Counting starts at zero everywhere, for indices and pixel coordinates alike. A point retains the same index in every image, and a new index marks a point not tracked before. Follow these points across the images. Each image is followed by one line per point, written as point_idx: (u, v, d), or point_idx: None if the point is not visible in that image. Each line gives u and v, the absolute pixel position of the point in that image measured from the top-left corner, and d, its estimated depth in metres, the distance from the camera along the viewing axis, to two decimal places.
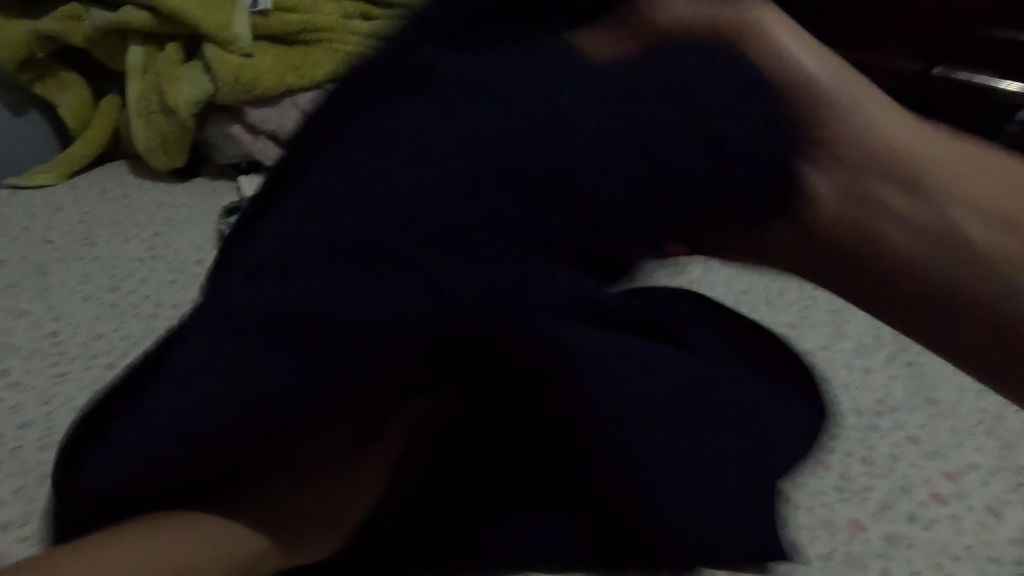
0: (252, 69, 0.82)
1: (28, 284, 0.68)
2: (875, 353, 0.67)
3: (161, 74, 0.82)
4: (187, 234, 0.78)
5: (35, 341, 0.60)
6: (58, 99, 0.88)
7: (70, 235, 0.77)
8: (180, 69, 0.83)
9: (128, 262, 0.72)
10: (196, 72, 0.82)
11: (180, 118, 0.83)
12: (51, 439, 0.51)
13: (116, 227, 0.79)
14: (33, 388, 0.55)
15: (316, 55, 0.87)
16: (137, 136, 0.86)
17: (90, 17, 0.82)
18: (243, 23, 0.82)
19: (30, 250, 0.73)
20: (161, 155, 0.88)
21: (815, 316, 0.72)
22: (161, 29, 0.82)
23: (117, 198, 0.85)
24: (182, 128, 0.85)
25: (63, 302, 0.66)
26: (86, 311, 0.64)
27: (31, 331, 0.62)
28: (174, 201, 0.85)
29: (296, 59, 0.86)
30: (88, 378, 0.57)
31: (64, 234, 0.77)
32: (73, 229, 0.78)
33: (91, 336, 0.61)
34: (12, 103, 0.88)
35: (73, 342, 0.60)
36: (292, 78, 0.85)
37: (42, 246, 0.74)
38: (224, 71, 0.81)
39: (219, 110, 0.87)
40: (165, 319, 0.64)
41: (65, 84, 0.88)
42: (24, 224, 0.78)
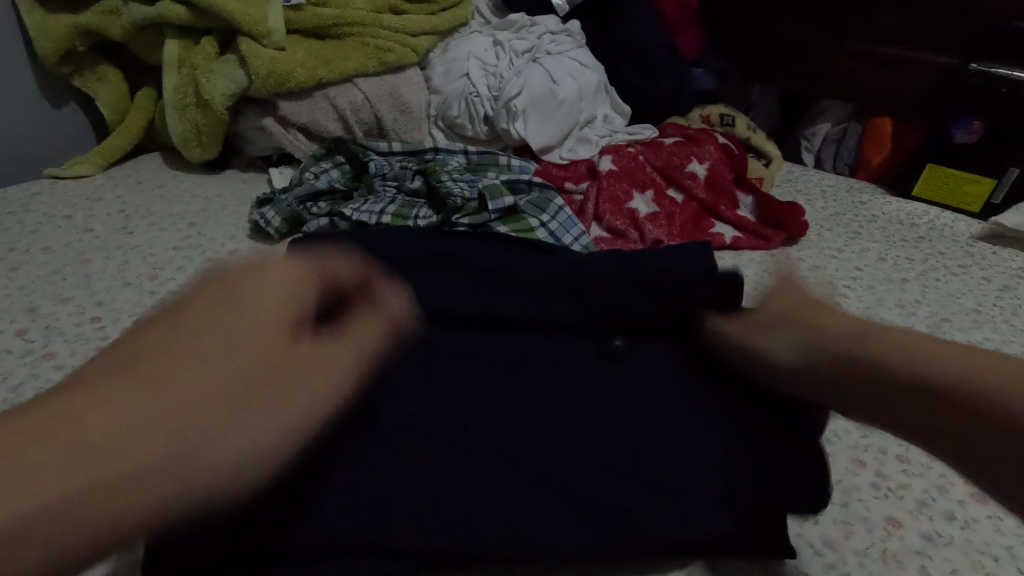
0: (284, 63, 0.83)
1: (71, 271, 0.70)
2: None
3: (197, 67, 0.84)
4: (222, 224, 0.80)
5: (79, 326, 0.62)
6: (96, 91, 0.91)
7: (109, 224, 0.79)
8: (214, 62, 0.84)
9: (164, 251, 0.74)
10: (231, 65, 0.84)
11: (215, 110, 0.85)
12: None
13: (153, 217, 0.80)
14: (78, 371, 0.57)
15: (347, 49, 0.88)
16: (172, 128, 0.88)
17: (129, 11, 0.84)
18: (277, 17, 0.84)
19: (71, 238, 0.75)
20: (195, 146, 0.89)
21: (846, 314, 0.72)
22: (196, 23, 0.84)
23: (153, 188, 0.87)
24: (216, 121, 0.86)
25: (104, 288, 0.67)
26: (127, 298, 0.66)
27: (74, 316, 0.63)
28: (208, 192, 0.87)
29: (328, 53, 0.87)
30: None
31: (104, 223, 0.79)
32: (112, 218, 0.80)
33: (133, 322, 0.63)
34: (52, 96, 0.90)
35: (115, 327, 0.62)
36: (324, 72, 0.86)
37: (83, 235, 0.76)
38: (257, 65, 0.82)
39: (252, 103, 0.88)
40: None
41: (103, 77, 0.91)
42: (66, 213, 0.80)
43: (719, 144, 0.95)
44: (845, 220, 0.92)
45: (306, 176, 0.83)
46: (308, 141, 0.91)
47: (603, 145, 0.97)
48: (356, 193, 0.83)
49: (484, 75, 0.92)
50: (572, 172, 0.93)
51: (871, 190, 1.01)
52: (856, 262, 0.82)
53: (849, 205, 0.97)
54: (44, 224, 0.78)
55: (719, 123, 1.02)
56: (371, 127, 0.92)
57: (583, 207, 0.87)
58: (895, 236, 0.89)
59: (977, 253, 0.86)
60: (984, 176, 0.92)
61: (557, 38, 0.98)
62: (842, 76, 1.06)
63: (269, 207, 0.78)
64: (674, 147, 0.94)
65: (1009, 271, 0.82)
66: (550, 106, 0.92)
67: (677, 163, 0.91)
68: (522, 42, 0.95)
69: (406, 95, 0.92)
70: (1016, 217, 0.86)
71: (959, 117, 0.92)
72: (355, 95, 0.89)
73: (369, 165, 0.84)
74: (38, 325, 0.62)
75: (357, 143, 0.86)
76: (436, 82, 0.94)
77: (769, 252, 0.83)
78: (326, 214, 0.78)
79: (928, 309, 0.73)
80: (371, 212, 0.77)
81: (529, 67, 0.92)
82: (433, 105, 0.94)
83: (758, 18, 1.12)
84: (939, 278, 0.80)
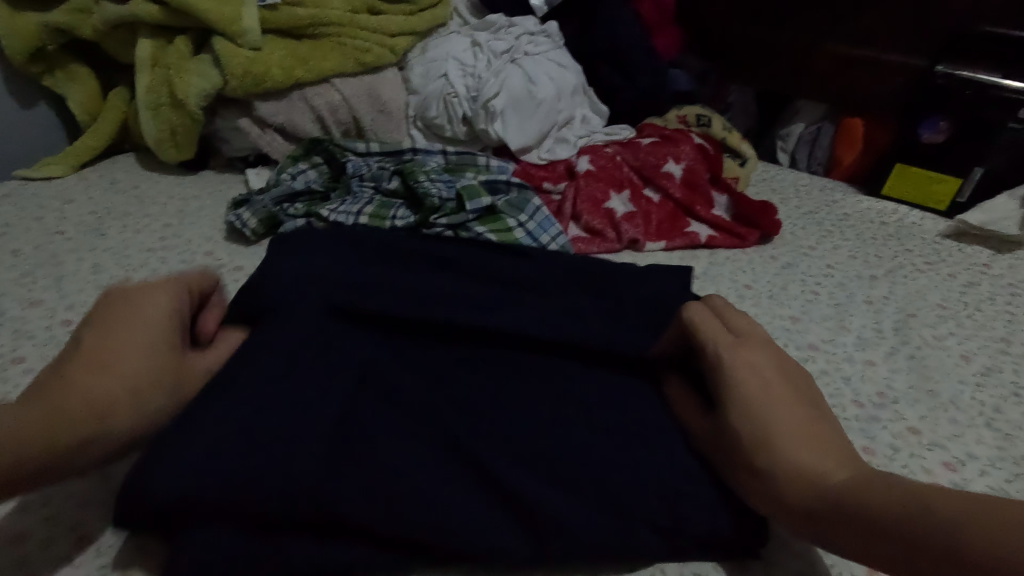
0: (261, 63, 0.83)
1: (42, 274, 0.69)
2: (877, 345, 0.68)
3: (171, 66, 0.83)
4: (198, 226, 0.79)
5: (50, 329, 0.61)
6: (68, 91, 0.89)
7: (81, 226, 0.77)
8: (189, 62, 0.83)
9: (138, 252, 0.73)
10: (206, 64, 0.83)
11: (190, 111, 0.84)
12: None
13: (127, 219, 0.79)
14: None
15: (324, 49, 0.88)
16: (147, 129, 0.86)
17: (99, 9, 0.83)
18: (253, 17, 0.83)
19: (42, 240, 0.74)
20: (171, 147, 0.88)
21: (817, 310, 0.73)
22: (171, 22, 0.83)
23: (127, 190, 0.86)
24: (191, 121, 0.85)
25: (76, 290, 0.67)
26: None
27: (45, 319, 0.62)
28: (183, 193, 0.86)
29: (305, 53, 0.87)
30: None
31: (75, 225, 0.78)
32: (84, 220, 0.79)
33: None
34: (22, 95, 0.89)
35: None
36: (301, 72, 0.86)
37: (54, 236, 0.75)
38: (233, 65, 0.81)
39: (229, 103, 0.87)
40: None
41: (75, 77, 0.89)
42: (37, 214, 0.79)
43: (695, 144, 0.96)
44: (818, 219, 0.94)
45: (284, 177, 0.83)
46: (285, 141, 0.90)
47: (581, 146, 0.98)
48: (334, 194, 0.83)
49: (462, 76, 0.92)
50: (550, 173, 0.94)
51: (843, 190, 1.03)
52: (828, 260, 0.84)
53: (823, 203, 0.99)
54: (13, 226, 0.76)
55: (696, 124, 1.03)
56: (349, 127, 0.92)
57: (561, 207, 0.88)
58: (865, 233, 0.91)
59: (943, 249, 0.89)
60: (950, 176, 0.95)
61: (535, 38, 0.99)
62: (815, 78, 1.08)
63: (245, 208, 0.78)
64: (651, 147, 0.95)
65: (972, 268, 0.84)
66: (528, 107, 0.92)
67: (654, 162, 0.93)
68: (500, 43, 0.95)
69: (384, 95, 0.92)
70: (980, 215, 0.89)
71: (926, 118, 0.94)
72: (333, 96, 0.89)
73: (347, 166, 0.84)
74: (7, 328, 0.61)
75: (335, 144, 0.86)
76: (414, 82, 0.94)
77: (743, 250, 0.84)
78: (304, 215, 0.78)
79: (896, 305, 0.75)
80: (349, 213, 0.77)
81: (507, 67, 0.92)
82: (412, 105, 0.94)
83: (734, 20, 1.13)
84: (907, 274, 0.82)
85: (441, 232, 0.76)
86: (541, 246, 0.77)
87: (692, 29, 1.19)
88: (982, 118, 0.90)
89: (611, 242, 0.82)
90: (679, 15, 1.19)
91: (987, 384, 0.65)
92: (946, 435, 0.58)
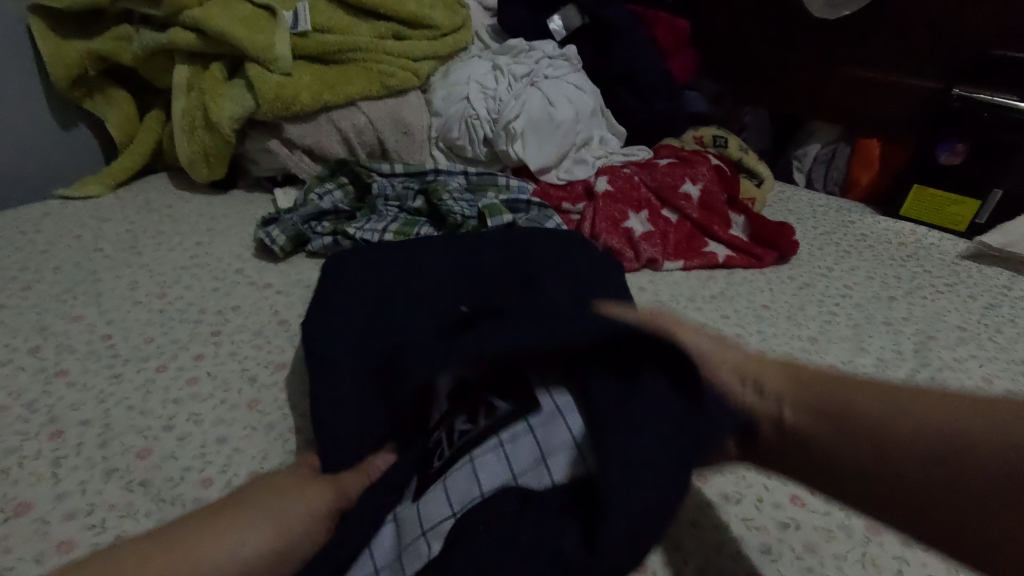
0: (290, 88, 0.86)
1: (81, 290, 0.71)
2: (896, 366, 0.69)
3: (206, 91, 0.86)
4: (228, 244, 0.82)
5: (91, 343, 0.64)
6: (106, 114, 0.93)
7: (118, 244, 0.80)
8: (222, 87, 0.87)
9: (173, 269, 0.76)
10: (238, 89, 0.86)
11: (222, 133, 0.87)
12: (110, 434, 0.54)
13: (161, 237, 0.82)
14: (89, 387, 0.59)
15: (351, 73, 0.92)
16: (181, 151, 0.90)
17: (140, 38, 0.86)
18: (284, 44, 0.86)
19: (82, 258, 0.77)
20: (203, 168, 0.92)
21: (835, 331, 0.74)
22: (206, 49, 0.87)
23: (161, 209, 0.89)
24: (224, 143, 0.89)
25: (114, 306, 0.69)
26: (136, 316, 0.68)
27: (86, 334, 0.65)
28: (214, 212, 0.89)
29: (332, 78, 0.90)
30: (141, 379, 0.60)
31: (113, 243, 0.81)
32: (121, 238, 0.82)
33: (142, 339, 0.65)
34: (62, 118, 0.93)
35: (126, 344, 0.64)
36: (328, 96, 0.89)
37: (93, 254, 0.78)
38: (264, 90, 0.85)
39: (259, 125, 0.91)
40: (210, 323, 0.68)
41: (112, 100, 0.93)
42: (76, 233, 0.82)
43: (712, 165, 0.98)
44: (836, 239, 0.95)
45: (311, 197, 0.86)
46: (311, 161, 0.93)
47: (599, 166, 1.00)
48: (360, 213, 0.85)
49: (484, 99, 0.95)
50: (569, 193, 0.96)
51: (860, 210, 1.04)
52: (846, 280, 0.84)
53: (839, 223, 1.00)
54: (55, 245, 0.79)
55: (712, 145, 1.05)
56: (374, 148, 0.95)
57: (580, 226, 0.90)
58: (883, 254, 0.92)
59: (962, 271, 0.89)
60: (968, 198, 0.96)
61: (554, 62, 1.02)
62: (833, 99, 1.10)
63: (274, 226, 0.80)
64: (669, 168, 0.97)
65: (994, 289, 0.84)
66: (548, 129, 0.95)
67: (671, 184, 0.94)
68: (521, 66, 0.98)
69: (408, 118, 0.95)
70: (999, 236, 0.89)
71: (943, 139, 0.95)
72: (359, 118, 0.92)
73: (373, 186, 0.87)
74: (50, 342, 0.64)
75: (360, 164, 0.89)
76: (437, 105, 0.97)
77: (760, 271, 0.86)
78: (330, 233, 0.81)
79: (915, 326, 0.76)
80: (374, 231, 0.79)
81: (528, 90, 0.95)
82: (434, 127, 0.97)
83: (750, 43, 1.15)
84: (926, 295, 0.82)
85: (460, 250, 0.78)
86: None
87: (707, 51, 1.21)
88: (999, 141, 0.90)
89: (629, 260, 0.84)
90: (693, 38, 1.22)
91: None
92: None
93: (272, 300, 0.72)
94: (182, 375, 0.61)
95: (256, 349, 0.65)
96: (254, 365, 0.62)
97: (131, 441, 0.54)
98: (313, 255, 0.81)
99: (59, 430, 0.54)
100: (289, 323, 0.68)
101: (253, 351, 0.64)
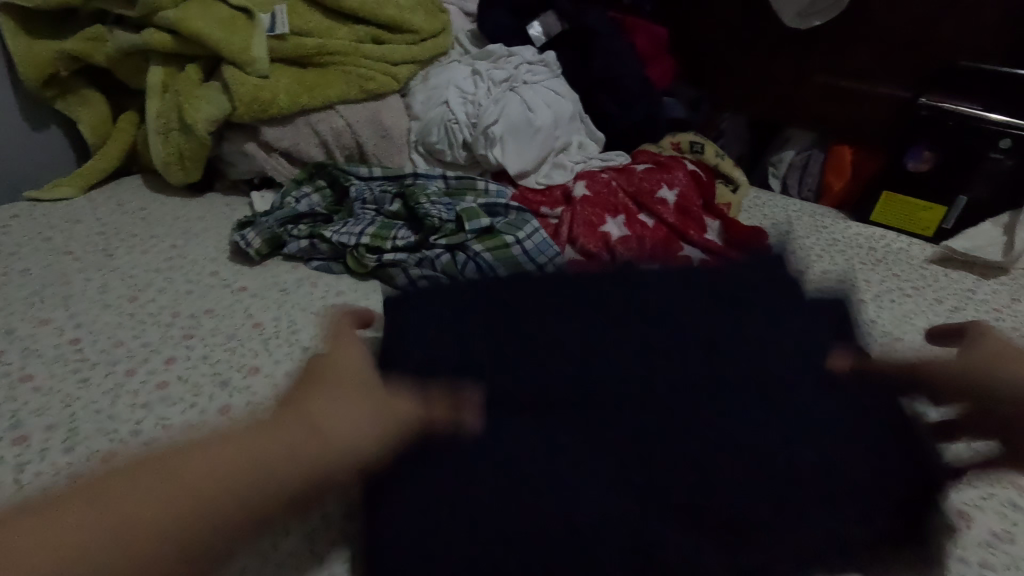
0: (268, 90, 0.86)
1: (50, 293, 0.70)
2: None
3: (181, 93, 0.85)
4: (203, 247, 0.81)
5: (58, 347, 0.63)
6: (78, 114, 0.92)
7: (89, 247, 0.79)
8: (198, 89, 0.86)
9: (146, 272, 0.75)
10: (215, 91, 0.86)
11: (198, 135, 0.86)
12: (75, 439, 0.53)
13: (134, 239, 0.81)
14: (55, 391, 0.58)
15: (330, 76, 0.91)
16: (155, 152, 0.89)
17: (114, 38, 0.85)
18: (262, 46, 0.86)
19: (52, 260, 0.76)
20: (178, 170, 0.91)
21: None
22: (182, 50, 0.86)
23: (134, 211, 0.88)
24: (199, 145, 0.88)
25: (84, 309, 0.68)
26: (106, 319, 0.67)
27: (54, 338, 0.64)
28: (189, 215, 0.88)
29: (311, 81, 0.90)
30: (110, 383, 0.59)
31: (84, 246, 0.79)
32: (92, 240, 0.81)
33: (112, 343, 0.64)
34: (32, 118, 0.91)
35: (94, 348, 0.63)
36: (307, 99, 0.89)
37: (63, 257, 0.77)
38: (242, 92, 0.84)
39: (235, 127, 0.90)
40: (182, 327, 0.67)
41: (85, 100, 0.92)
42: (46, 235, 0.81)
43: (689, 170, 1.00)
44: (808, 244, 0.97)
45: (288, 200, 0.85)
46: (289, 164, 0.93)
47: (577, 171, 1.01)
48: (337, 216, 0.85)
49: (463, 103, 0.95)
50: (547, 197, 0.96)
51: (833, 216, 1.06)
52: (818, 284, 0.86)
53: (813, 228, 1.02)
54: (22, 247, 0.78)
55: (689, 150, 1.07)
56: (353, 151, 0.95)
57: (558, 230, 0.90)
58: (855, 259, 0.94)
59: (930, 275, 0.91)
60: (936, 203, 0.98)
61: (534, 67, 1.02)
62: (805, 106, 1.12)
63: (250, 229, 0.79)
64: (645, 172, 0.98)
65: (960, 293, 0.87)
66: (527, 134, 0.95)
67: (648, 188, 0.96)
68: (500, 72, 0.99)
69: (387, 121, 0.95)
70: (965, 241, 0.92)
71: (913, 146, 0.97)
72: (337, 121, 0.92)
73: (351, 190, 0.87)
74: (16, 346, 0.63)
75: (338, 168, 0.89)
76: (416, 109, 0.97)
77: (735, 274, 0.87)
78: (307, 236, 0.80)
79: (883, 329, 0.78)
80: (352, 234, 0.79)
81: (507, 95, 0.96)
82: (413, 130, 0.97)
83: (725, 49, 1.17)
84: (895, 299, 0.84)
85: (440, 253, 0.78)
86: (538, 265, 0.80)
87: (685, 57, 1.23)
88: (965, 148, 0.93)
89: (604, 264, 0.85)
90: (671, 44, 1.24)
91: None
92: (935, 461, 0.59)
93: (247, 303, 0.71)
94: (153, 378, 0.60)
95: (229, 353, 0.64)
96: (226, 369, 0.62)
97: (97, 446, 0.53)
98: (290, 258, 0.80)
99: (24, 436, 0.53)
100: (264, 327, 0.68)
101: (226, 355, 0.64)
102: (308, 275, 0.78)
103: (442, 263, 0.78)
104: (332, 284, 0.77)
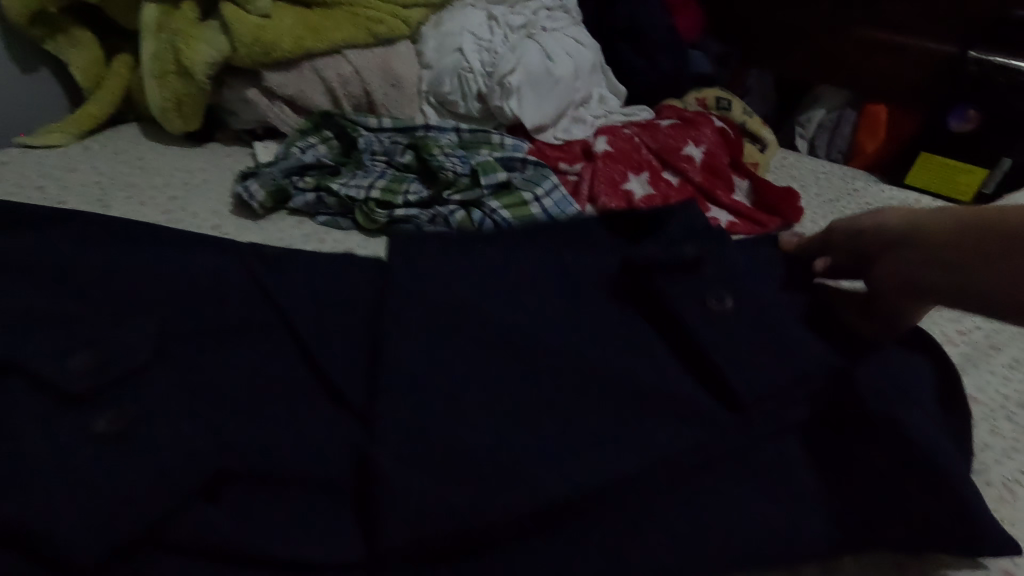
0: (271, 31, 0.80)
1: None
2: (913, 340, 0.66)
3: (178, 32, 0.80)
4: (204, 199, 0.77)
5: None
6: (70, 57, 0.86)
7: (85, 196, 0.75)
8: (196, 29, 0.80)
9: None
10: (214, 31, 0.80)
11: (196, 78, 0.81)
12: None
13: (131, 190, 0.77)
14: None
15: (337, 18, 0.85)
16: (151, 98, 0.83)
17: None
18: None
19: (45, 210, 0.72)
20: (176, 118, 0.85)
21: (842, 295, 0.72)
22: None
23: (132, 160, 0.84)
24: (198, 90, 0.82)
25: None
26: None
27: None
28: (189, 165, 0.84)
29: (316, 23, 0.84)
30: None
31: (79, 195, 0.75)
32: (87, 190, 0.76)
33: None
34: (22, 60, 0.86)
35: None
36: (311, 42, 0.83)
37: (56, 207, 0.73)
38: (242, 32, 0.79)
39: (236, 71, 0.84)
40: None
41: (77, 41, 0.86)
42: (38, 182, 0.77)
43: (716, 127, 0.94)
44: (839, 208, 0.92)
45: (293, 151, 0.81)
46: (293, 113, 0.87)
47: (597, 127, 0.95)
48: (345, 167, 0.81)
49: (478, 50, 0.89)
50: (566, 153, 0.91)
51: (866, 178, 1.00)
52: None
53: (844, 192, 0.96)
54: (14, 195, 0.74)
55: (715, 107, 1.01)
56: (361, 101, 0.89)
57: (578, 187, 0.86)
58: None
59: None
60: (977, 166, 0.92)
61: (553, 13, 0.96)
62: (840, 63, 1.06)
63: (252, 179, 0.75)
64: (670, 129, 0.93)
65: None
66: (545, 85, 0.90)
67: (673, 145, 0.90)
68: (517, 17, 0.92)
69: (398, 69, 0.89)
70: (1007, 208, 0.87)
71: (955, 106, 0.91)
72: (345, 67, 0.86)
73: (358, 141, 0.82)
74: None
75: (345, 118, 0.84)
76: (428, 56, 0.91)
77: (763, 237, 0.83)
78: (313, 189, 0.76)
79: None
80: (360, 186, 0.75)
81: (524, 42, 0.90)
82: (425, 79, 0.91)
83: None
84: None
85: (454, 209, 0.75)
86: None
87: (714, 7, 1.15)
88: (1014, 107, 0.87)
89: None
90: None
91: (1013, 380, 0.62)
92: (984, 431, 0.56)
93: None
94: None
95: None
96: None
97: None
98: (295, 213, 0.76)
99: None
100: None
101: None
102: (315, 231, 0.74)
103: (457, 219, 0.74)
104: (342, 241, 0.73)
